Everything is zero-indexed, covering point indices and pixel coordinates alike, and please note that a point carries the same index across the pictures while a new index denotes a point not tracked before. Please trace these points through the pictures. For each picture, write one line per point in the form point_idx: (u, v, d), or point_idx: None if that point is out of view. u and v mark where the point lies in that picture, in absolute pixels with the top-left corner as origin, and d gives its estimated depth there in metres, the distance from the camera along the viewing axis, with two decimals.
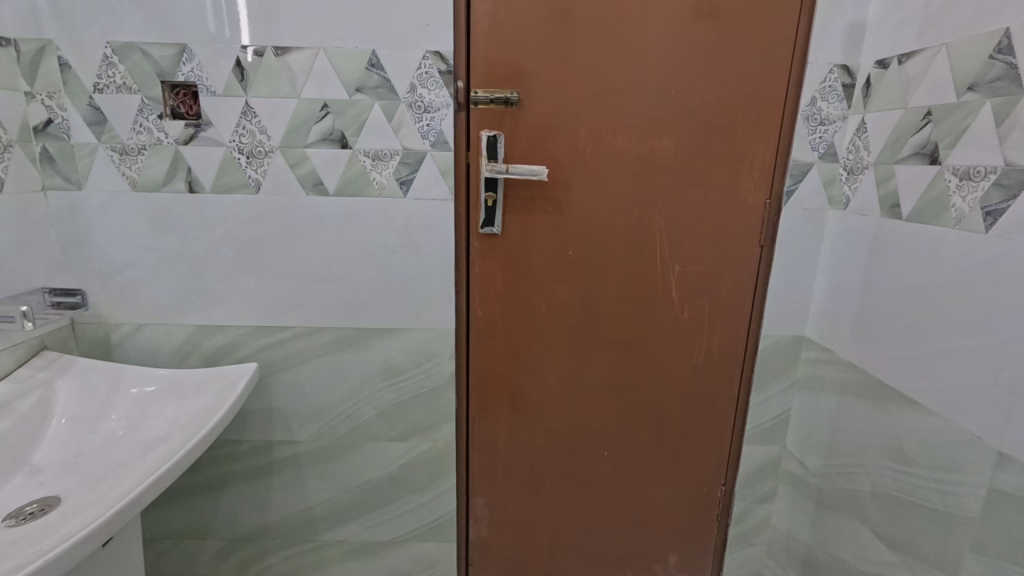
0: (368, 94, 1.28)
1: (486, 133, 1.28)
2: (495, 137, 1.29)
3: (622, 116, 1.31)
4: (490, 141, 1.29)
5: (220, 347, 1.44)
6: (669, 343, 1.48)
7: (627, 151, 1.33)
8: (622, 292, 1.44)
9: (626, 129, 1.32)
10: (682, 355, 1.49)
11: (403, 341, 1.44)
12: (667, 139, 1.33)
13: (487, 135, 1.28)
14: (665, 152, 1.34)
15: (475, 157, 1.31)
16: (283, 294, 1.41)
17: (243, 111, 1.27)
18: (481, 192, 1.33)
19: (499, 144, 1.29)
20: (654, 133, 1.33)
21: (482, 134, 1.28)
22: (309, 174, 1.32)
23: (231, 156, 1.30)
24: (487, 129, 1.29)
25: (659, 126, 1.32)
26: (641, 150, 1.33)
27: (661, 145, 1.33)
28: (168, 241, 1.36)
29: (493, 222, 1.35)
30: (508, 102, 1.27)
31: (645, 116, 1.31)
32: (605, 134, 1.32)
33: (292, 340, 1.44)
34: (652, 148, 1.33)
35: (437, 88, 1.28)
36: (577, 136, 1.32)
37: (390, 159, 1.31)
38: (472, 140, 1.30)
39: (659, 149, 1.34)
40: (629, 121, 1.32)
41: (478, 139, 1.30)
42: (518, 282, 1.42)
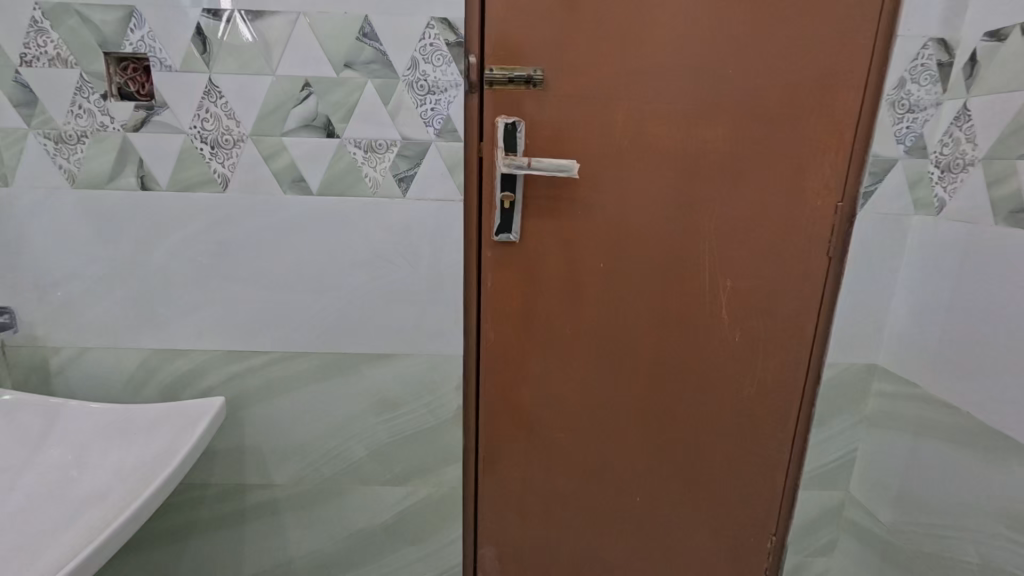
0: (359, 71, 1.04)
1: (503, 119, 1.06)
2: (514, 124, 1.06)
3: (667, 102, 1.08)
4: (507, 129, 1.06)
5: (183, 375, 1.21)
6: (714, 372, 1.25)
7: (672, 145, 1.11)
8: (661, 311, 1.21)
9: (671, 117, 1.09)
10: (729, 384, 1.26)
11: (401, 369, 1.21)
12: (721, 129, 1.10)
13: (504, 122, 1.06)
14: (717, 144, 1.11)
15: (489, 150, 1.09)
16: (259, 312, 1.18)
17: (205, 91, 1.04)
18: (496, 192, 1.10)
19: (518, 133, 1.07)
20: (705, 121, 1.10)
21: (499, 122, 1.06)
22: (287, 168, 1.08)
23: (192, 146, 1.06)
24: (504, 114, 1.06)
25: (711, 114, 1.09)
26: (689, 143, 1.11)
27: (713, 136, 1.10)
28: (116, 249, 1.12)
29: (510, 228, 1.12)
30: (531, 82, 1.05)
31: (695, 101, 1.09)
32: (646, 123, 1.09)
33: (267, 367, 1.21)
34: (702, 140, 1.10)
35: (445, 64, 1.04)
36: (612, 124, 1.09)
37: (386, 150, 1.08)
38: (486, 128, 1.08)
39: (709, 142, 1.11)
40: (675, 107, 1.09)
41: (493, 127, 1.07)
42: (538, 299, 1.19)
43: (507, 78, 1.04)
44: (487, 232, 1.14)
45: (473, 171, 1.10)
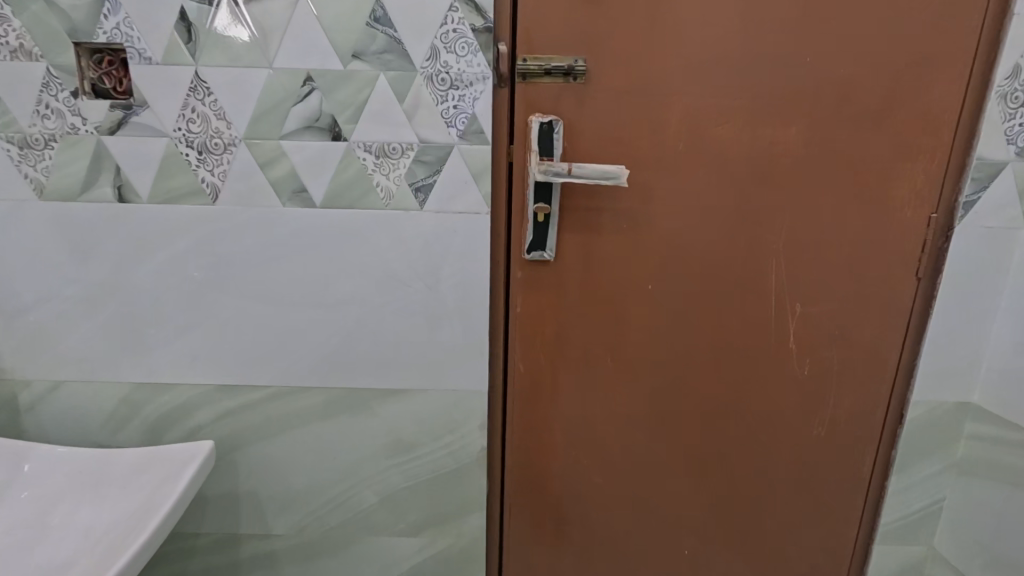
0: (370, 62, 0.88)
1: (538, 118, 0.90)
2: (552, 123, 0.90)
3: (731, 96, 0.92)
4: (543, 129, 0.90)
5: (168, 412, 1.06)
6: (778, 410, 1.08)
7: (736, 147, 0.94)
8: (718, 340, 1.04)
9: (736, 115, 0.93)
10: (794, 424, 1.09)
11: (417, 407, 1.05)
12: (793, 128, 0.93)
13: (539, 121, 0.90)
14: (788, 147, 0.94)
15: (521, 153, 0.92)
16: (256, 341, 1.03)
17: (191, 87, 0.89)
18: (529, 201, 0.94)
19: (556, 132, 0.91)
20: (775, 119, 0.93)
21: (533, 121, 0.90)
22: (286, 176, 0.93)
23: (177, 151, 0.92)
24: (538, 112, 0.90)
25: (783, 110, 0.93)
26: (756, 144, 0.94)
27: (785, 137, 0.94)
28: (91, 270, 0.98)
29: (545, 244, 0.96)
30: (572, 74, 0.89)
31: (767, 96, 0.92)
32: (705, 122, 0.93)
33: (265, 404, 1.05)
34: (771, 142, 0.94)
35: (470, 53, 0.88)
36: (666, 122, 0.92)
37: (400, 155, 0.92)
38: (517, 127, 0.92)
39: (779, 143, 0.94)
40: (740, 103, 0.92)
41: (526, 127, 0.91)
42: (575, 325, 1.02)
43: (543, 69, 0.89)
44: (517, 249, 0.98)
45: (501, 178, 0.95)
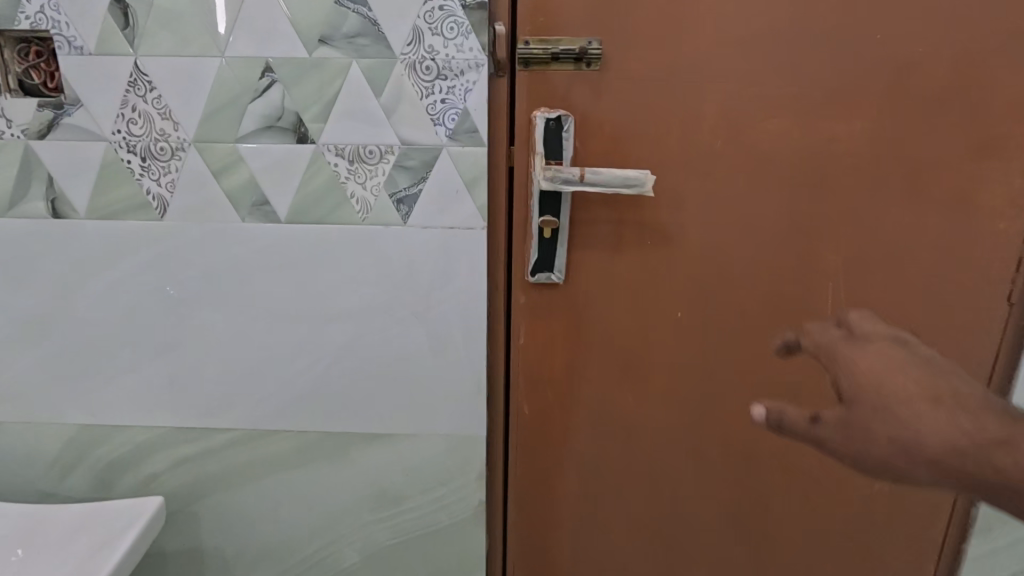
0: (341, 48, 0.73)
1: (543, 113, 0.75)
2: (560, 119, 0.75)
3: (779, 83, 0.75)
4: (549, 127, 0.75)
5: (120, 457, 0.92)
6: (834, 460, 0.90)
7: (785, 146, 0.77)
8: (761, 377, 0.87)
9: (785, 106, 0.76)
10: (851, 478, 0.91)
11: (405, 453, 0.90)
12: (856, 122, 0.76)
13: (544, 117, 0.75)
14: (850, 145, 0.77)
15: (523, 155, 0.77)
16: (218, 376, 0.89)
17: (130, 81, 0.75)
18: (533, 213, 0.78)
19: (565, 130, 0.75)
20: (834, 111, 0.76)
21: (537, 117, 0.75)
22: (245, 186, 0.78)
23: (117, 158, 0.78)
24: (544, 106, 0.75)
25: (845, 100, 0.75)
26: (810, 142, 0.77)
27: (846, 133, 0.76)
28: (25, 296, 0.84)
29: (553, 264, 0.81)
30: (585, 59, 0.73)
31: (825, 84, 0.75)
32: (747, 115, 0.76)
33: (230, 449, 0.91)
34: (829, 138, 0.77)
35: (460, 36, 0.72)
36: (699, 116, 0.76)
37: (378, 160, 0.77)
38: (518, 125, 0.76)
39: (839, 140, 0.77)
40: (791, 91, 0.75)
41: (529, 124, 0.76)
42: (589, 360, 0.86)
43: (550, 54, 0.73)
44: (519, 270, 0.82)
45: (500, 186, 0.79)
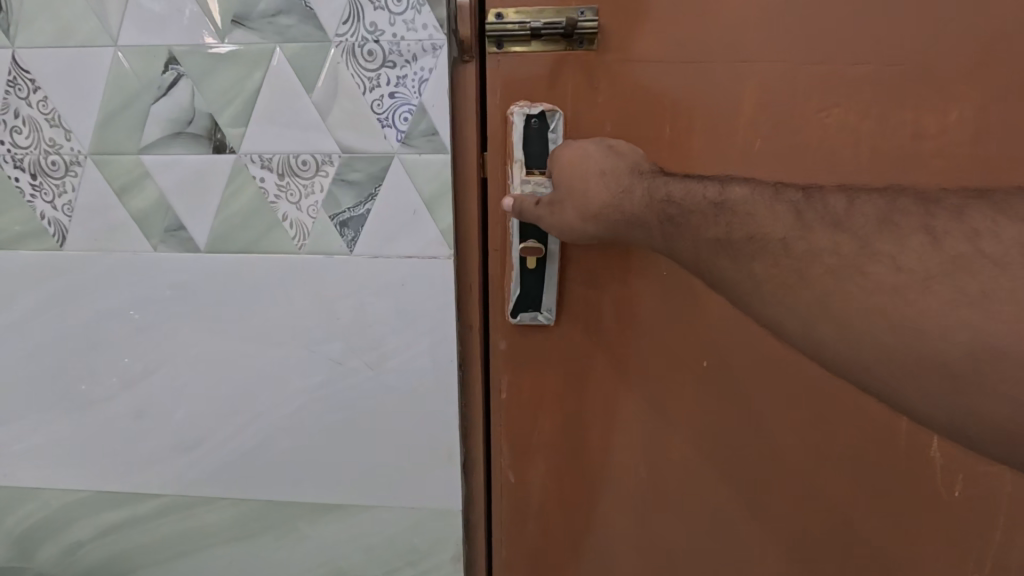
0: (260, 31, 0.57)
1: (522, 108, 0.56)
2: (545, 116, 0.56)
3: (845, 60, 0.52)
4: (529, 126, 0.56)
5: (37, 525, 0.78)
6: (918, 560, 0.68)
7: (852, 149, 0.53)
8: (819, 451, 0.65)
9: (853, 92, 0.52)
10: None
11: (363, 530, 0.74)
12: (958, 110, 0.51)
13: (524, 113, 0.56)
14: (946, 145, 0.52)
15: (497, 160, 0.59)
16: (139, 435, 0.74)
17: (9, 80, 0.60)
18: (513, 235, 0.61)
19: (552, 130, 0.56)
20: (926, 98, 0.51)
21: (514, 112, 0.56)
22: (155, 208, 0.63)
23: (4, 175, 0.64)
24: (523, 99, 0.56)
25: (946, 79, 0.51)
26: (885, 143, 0.53)
27: (941, 126, 0.52)
28: None
29: (540, 301, 0.62)
30: (575, 36, 0.53)
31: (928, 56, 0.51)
32: (794, 105, 0.53)
33: (161, 518, 0.77)
34: (913, 136, 0.52)
35: (411, 11, 0.55)
36: (724, 111, 0.54)
37: (314, 173, 0.60)
38: (490, 122, 0.58)
39: (930, 137, 0.52)
40: (861, 70, 0.52)
41: (504, 121, 0.57)
42: (589, 420, 0.68)
43: (529, 29, 0.53)
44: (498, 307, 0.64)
45: (470, 201, 0.60)
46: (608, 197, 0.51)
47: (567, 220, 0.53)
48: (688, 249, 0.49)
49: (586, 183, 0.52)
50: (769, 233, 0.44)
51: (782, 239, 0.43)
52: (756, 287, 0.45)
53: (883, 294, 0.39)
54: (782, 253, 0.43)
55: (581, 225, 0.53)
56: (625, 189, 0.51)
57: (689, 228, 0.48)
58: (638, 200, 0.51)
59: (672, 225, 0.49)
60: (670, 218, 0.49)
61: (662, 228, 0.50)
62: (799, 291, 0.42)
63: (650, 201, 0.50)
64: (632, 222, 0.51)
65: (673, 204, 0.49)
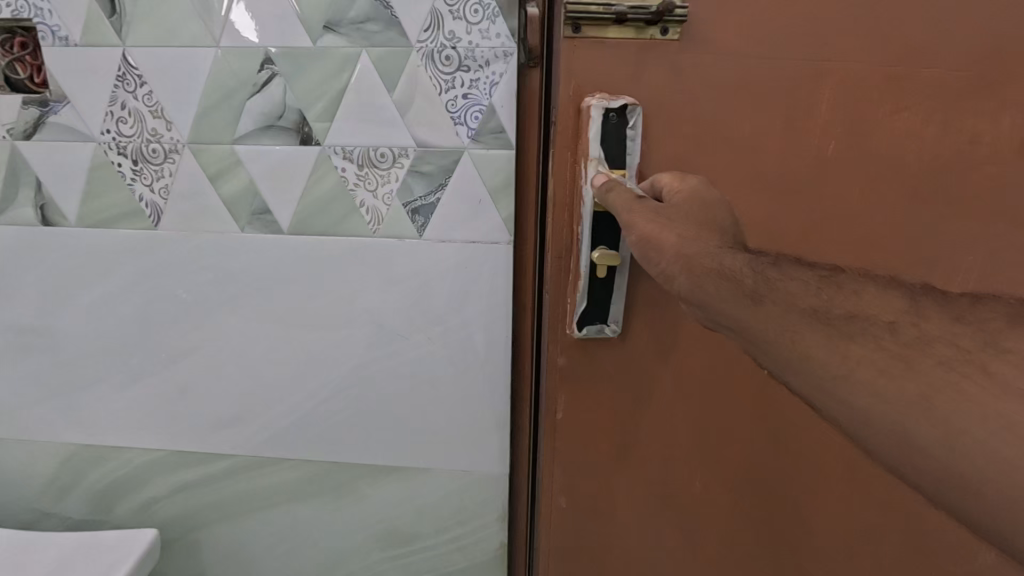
0: (347, 35, 0.63)
1: (600, 102, 0.54)
2: (624, 110, 0.54)
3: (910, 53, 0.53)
4: (607, 120, 0.54)
5: (117, 481, 0.86)
6: None
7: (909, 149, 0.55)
8: (865, 486, 0.65)
9: (915, 92, 0.54)
10: None
11: (417, 491, 0.81)
12: (1008, 116, 0.54)
13: (603, 107, 0.54)
14: (998, 151, 0.55)
15: (567, 155, 0.57)
16: (216, 402, 0.81)
17: (119, 75, 0.67)
18: (584, 247, 0.58)
19: (631, 126, 0.55)
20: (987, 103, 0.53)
21: (593, 107, 0.54)
22: (243, 193, 0.70)
23: (108, 160, 0.70)
24: (601, 92, 0.54)
25: (998, 84, 0.53)
26: (940, 146, 0.55)
27: (994, 132, 0.54)
28: (13, 310, 0.78)
29: (606, 314, 0.61)
30: (660, 23, 0.52)
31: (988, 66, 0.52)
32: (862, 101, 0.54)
33: (231, 478, 0.84)
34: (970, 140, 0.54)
35: (486, 21, 0.62)
36: (787, 121, 0.55)
37: (391, 164, 0.67)
38: (566, 116, 0.56)
39: (985, 141, 0.54)
40: (931, 72, 0.53)
41: (578, 115, 0.55)
42: (636, 441, 0.67)
43: (613, 13, 0.52)
44: (560, 319, 0.62)
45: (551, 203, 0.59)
46: (704, 249, 0.48)
47: (662, 259, 0.49)
48: (776, 317, 0.41)
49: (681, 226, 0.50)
50: (874, 314, 0.39)
51: (889, 323, 0.38)
52: (842, 371, 0.37)
53: (1005, 398, 0.32)
54: (886, 335, 0.37)
55: (671, 259, 0.48)
56: (727, 250, 0.48)
57: (785, 293, 0.43)
58: (738, 261, 0.46)
59: (768, 286, 0.44)
60: (768, 279, 0.44)
61: (754, 287, 0.43)
62: (900, 382, 0.35)
63: (749, 262, 0.46)
64: (723, 273, 0.46)
65: (763, 265, 0.46)
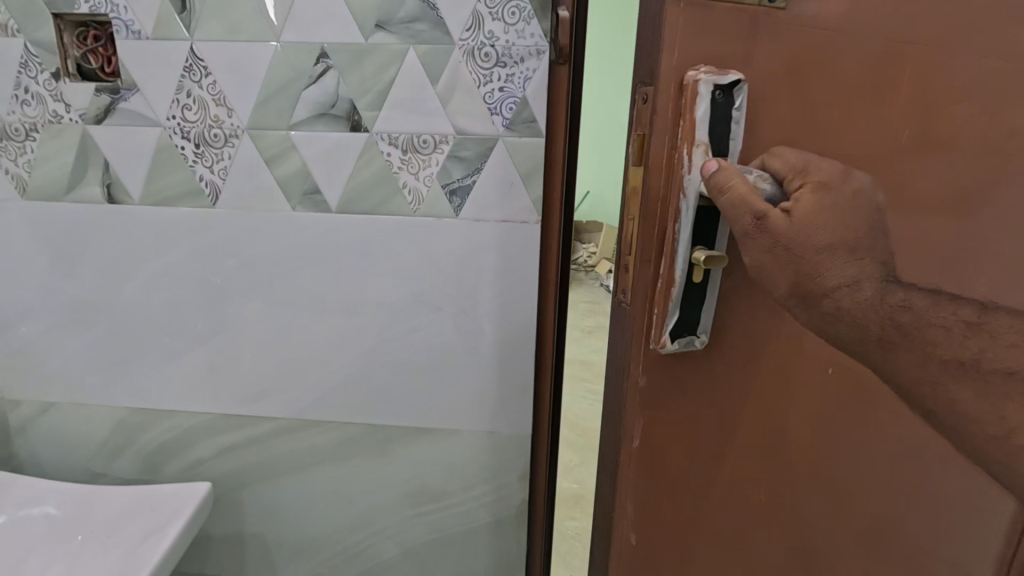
0: (397, 33, 0.71)
1: (708, 75, 0.40)
2: (733, 87, 0.40)
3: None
4: (714, 101, 0.40)
5: (168, 442, 0.93)
6: None
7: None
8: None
9: None
10: None
11: (447, 451, 0.89)
12: None
13: (712, 83, 0.40)
14: None
15: (666, 137, 0.42)
16: (262, 368, 0.88)
17: (186, 66, 0.74)
18: (681, 248, 0.42)
19: (736, 108, 0.41)
20: None
21: (701, 83, 0.39)
22: (296, 175, 0.77)
23: (172, 144, 0.77)
24: (707, 62, 0.40)
25: None
26: None
27: None
28: (78, 281, 0.84)
29: (697, 320, 0.45)
30: None
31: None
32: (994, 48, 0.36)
33: (274, 439, 0.91)
34: None
35: (522, 22, 0.69)
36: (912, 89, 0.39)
37: (432, 150, 0.75)
38: (663, 99, 0.41)
39: None
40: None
41: (680, 92, 0.41)
42: (710, 482, 0.51)
43: None
44: (640, 336, 0.47)
45: (636, 192, 0.44)
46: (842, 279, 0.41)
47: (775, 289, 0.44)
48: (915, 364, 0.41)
49: (811, 250, 0.41)
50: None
51: None
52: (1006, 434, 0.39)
53: None
54: None
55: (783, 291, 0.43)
56: (861, 276, 0.41)
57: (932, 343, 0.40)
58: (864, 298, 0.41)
59: (918, 332, 0.40)
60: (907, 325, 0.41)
61: (882, 334, 0.41)
62: None
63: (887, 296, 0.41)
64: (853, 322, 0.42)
65: (891, 306, 0.41)
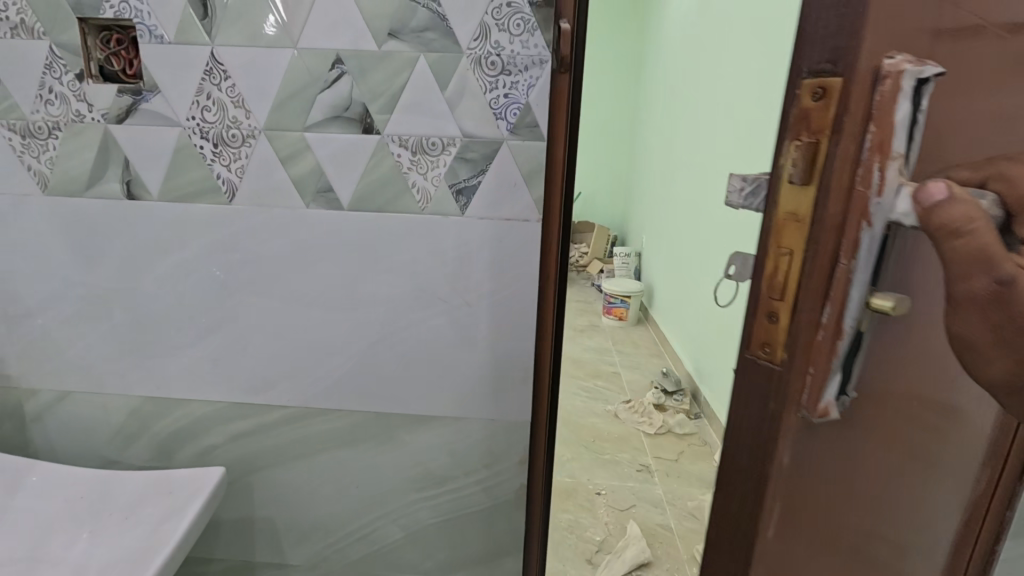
0: (408, 42, 0.75)
1: (913, 63, 0.24)
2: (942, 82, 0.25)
3: None
4: (921, 104, 0.25)
5: (180, 430, 0.96)
6: None
7: None
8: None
9: None
10: None
11: (451, 438, 0.93)
12: None
13: (915, 76, 0.24)
14: None
15: (852, 146, 0.25)
16: (274, 359, 0.92)
17: (206, 70, 0.78)
18: (856, 294, 0.27)
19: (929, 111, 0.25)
20: None
21: (906, 74, 0.24)
22: (310, 174, 0.81)
23: (190, 143, 0.81)
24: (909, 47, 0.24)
25: None
26: None
27: None
28: (96, 274, 0.88)
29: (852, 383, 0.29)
30: None
31: None
32: None
33: (284, 426, 0.95)
34: None
35: (526, 33, 0.74)
36: None
37: (440, 152, 0.79)
38: (853, 93, 0.25)
39: None
40: None
41: (875, 88, 0.25)
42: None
43: None
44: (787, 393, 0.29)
45: (794, 220, 0.28)
46: None
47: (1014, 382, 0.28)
48: None
49: None
50: None
51: None
52: None
53: None
54: None
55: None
56: None
57: None
58: None
59: None
60: None
61: None
62: None
63: None
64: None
65: None
